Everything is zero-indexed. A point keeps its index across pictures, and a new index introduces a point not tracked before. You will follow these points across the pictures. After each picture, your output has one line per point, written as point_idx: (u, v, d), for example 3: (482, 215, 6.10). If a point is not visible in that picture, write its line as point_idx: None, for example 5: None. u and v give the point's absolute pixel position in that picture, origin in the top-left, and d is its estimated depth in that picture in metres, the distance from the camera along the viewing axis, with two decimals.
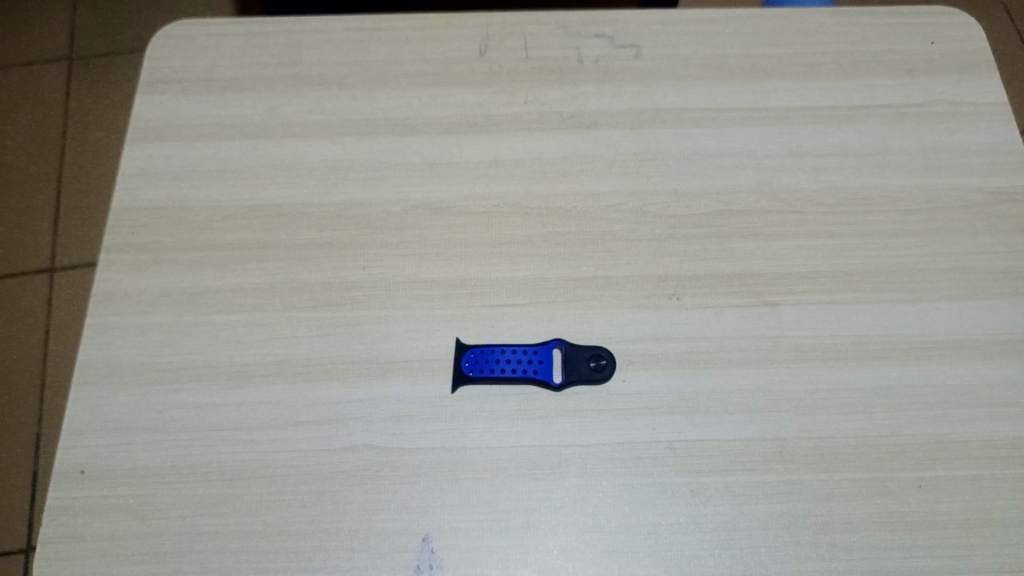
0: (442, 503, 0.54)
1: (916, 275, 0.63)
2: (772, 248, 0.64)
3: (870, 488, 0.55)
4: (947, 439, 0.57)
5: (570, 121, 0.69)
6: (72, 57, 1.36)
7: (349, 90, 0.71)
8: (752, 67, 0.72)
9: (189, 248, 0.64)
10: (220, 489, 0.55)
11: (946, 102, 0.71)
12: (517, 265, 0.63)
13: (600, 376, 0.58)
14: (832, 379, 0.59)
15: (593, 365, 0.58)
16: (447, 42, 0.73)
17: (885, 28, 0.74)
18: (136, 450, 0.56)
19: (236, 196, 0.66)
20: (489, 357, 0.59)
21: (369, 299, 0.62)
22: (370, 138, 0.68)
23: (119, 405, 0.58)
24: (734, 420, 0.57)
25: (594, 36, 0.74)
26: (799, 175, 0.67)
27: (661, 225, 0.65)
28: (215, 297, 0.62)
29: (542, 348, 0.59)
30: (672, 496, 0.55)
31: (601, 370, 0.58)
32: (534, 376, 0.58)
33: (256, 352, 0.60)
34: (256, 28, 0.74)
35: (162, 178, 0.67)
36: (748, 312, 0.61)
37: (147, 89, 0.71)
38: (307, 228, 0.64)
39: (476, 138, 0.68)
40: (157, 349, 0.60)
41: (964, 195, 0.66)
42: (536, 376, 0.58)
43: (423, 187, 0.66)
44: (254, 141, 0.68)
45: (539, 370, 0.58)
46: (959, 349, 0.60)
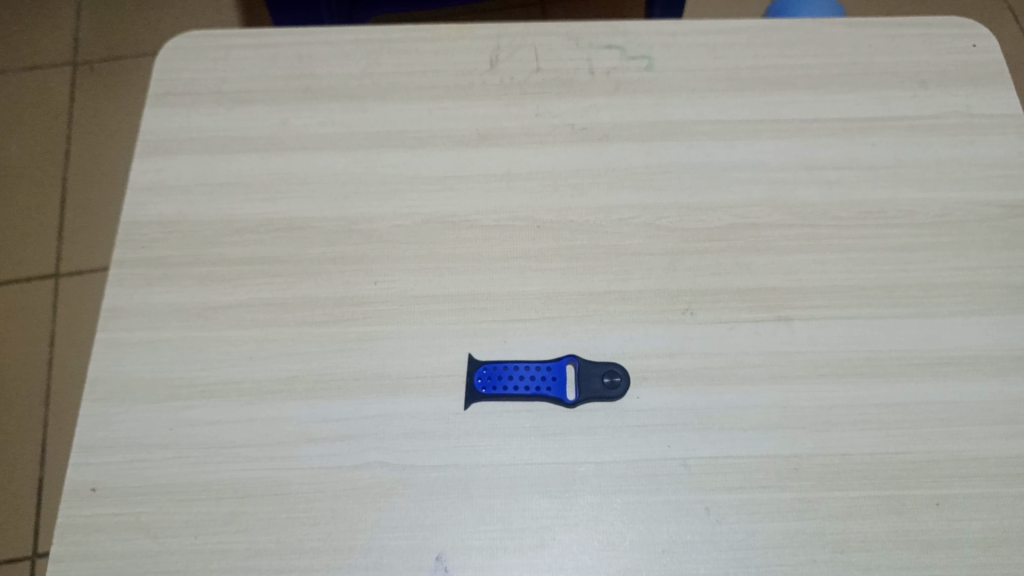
0: (455, 520, 0.54)
1: (930, 290, 0.62)
2: (785, 263, 0.63)
3: (885, 506, 0.55)
4: (963, 456, 0.56)
5: (582, 134, 0.69)
6: (77, 61, 1.35)
7: (359, 103, 0.70)
8: (764, 79, 0.71)
9: (199, 262, 0.63)
10: (232, 507, 0.55)
11: (960, 114, 0.70)
12: (531, 279, 0.63)
13: (614, 393, 0.58)
14: (848, 396, 0.58)
15: (607, 381, 0.58)
16: (457, 53, 0.73)
17: (898, 39, 0.74)
18: (148, 468, 0.56)
19: (246, 210, 0.65)
20: (500, 374, 0.58)
21: (379, 314, 0.61)
22: (381, 152, 0.68)
23: (130, 422, 0.58)
24: (749, 436, 0.57)
25: (606, 47, 0.73)
26: (813, 189, 0.66)
27: (674, 239, 0.64)
28: (225, 313, 0.62)
29: (556, 365, 0.59)
30: (686, 514, 0.54)
31: (615, 387, 0.58)
32: (547, 394, 0.58)
33: (268, 368, 0.59)
34: (266, 40, 0.73)
35: (172, 191, 0.66)
36: (762, 327, 0.61)
37: (156, 101, 0.71)
38: (318, 242, 0.64)
39: (487, 151, 0.68)
40: (168, 366, 0.60)
41: (978, 208, 0.66)
42: (548, 393, 0.58)
43: (434, 200, 0.66)
44: (264, 154, 0.68)
45: (553, 387, 0.58)
46: (974, 365, 0.59)
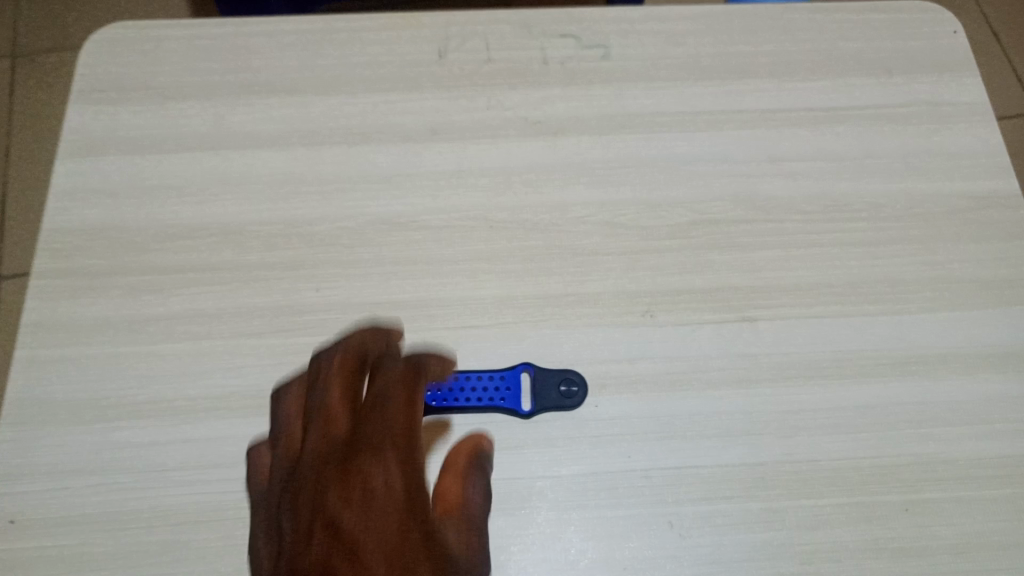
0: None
1: (898, 286, 0.60)
2: (749, 260, 0.61)
3: (855, 514, 0.53)
4: (934, 460, 0.54)
5: (536, 127, 0.65)
6: (15, 52, 1.28)
7: (300, 97, 0.66)
8: (725, 68, 0.68)
9: (128, 272, 0.59)
10: (165, 535, 0.51)
11: (926, 103, 0.68)
12: (483, 282, 0.59)
13: (570, 402, 0.55)
14: (815, 399, 0.56)
15: (563, 390, 0.55)
16: (403, 43, 0.69)
17: (861, 25, 0.71)
18: (73, 496, 0.52)
19: (179, 215, 0.61)
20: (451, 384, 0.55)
21: (323, 323, 0.58)
22: (323, 149, 0.64)
23: (53, 446, 0.54)
24: (713, 444, 0.54)
25: (560, 35, 0.70)
26: (776, 182, 0.64)
27: (634, 237, 0.61)
28: (157, 325, 0.57)
29: (509, 373, 0.55)
30: (648, 529, 0.52)
31: (572, 396, 0.55)
32: (502, 405, 0.54)
33: (203, 384, 0.56)
34: (199, 31, 0.69)
35: (98, 195, 0.62)
36: (726, 329, 0.58)
37: (80, 98, 0.66)
38: (256, 247, 0.60)
39: (436, 147, 0.64)
40: (94, 384, 0.55)
41: (945, 200, 0.64)
42: (503, 403, 0.54)
43: (380, 200, 0.62)
44: (198, 154, 0.64)
45: (508, 397, 0.54)
46: (944, 364, 0.57)
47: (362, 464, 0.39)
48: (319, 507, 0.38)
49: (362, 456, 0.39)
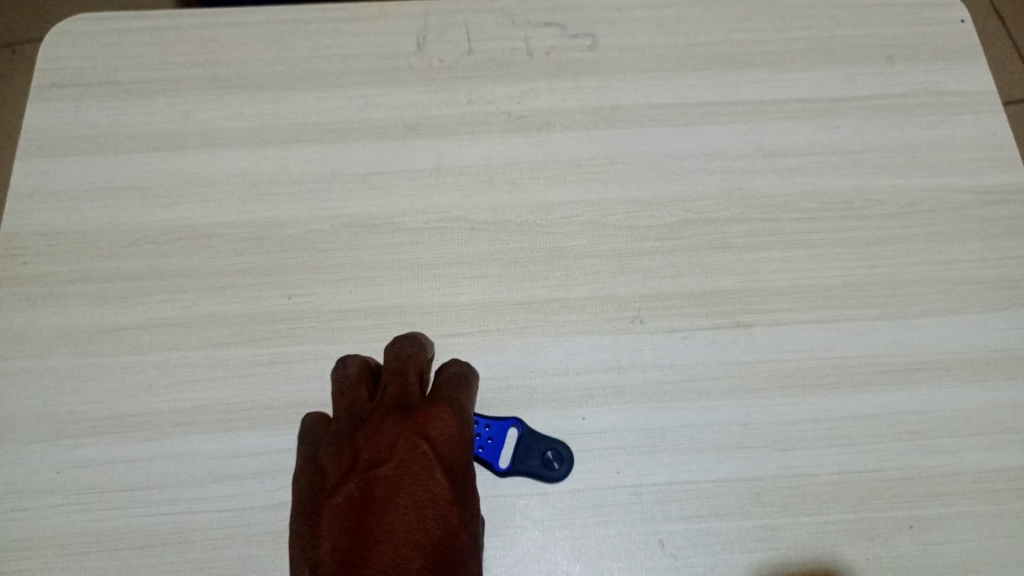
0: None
1: (900, 288, 0.57)
2: (744, 261, 0.58)
3: (855, 532, 0.50)
4: (938, 473, 0.51)
5: (520, 122, 0.62)
6: None
7: (272, 92, 0.63)
8: (719, 58, 0.65)
9: (91, 279, 0.56)
10: (129, 559, 0.49)
11: (930, 92, 0.64)
12: (464, 288, 0.56)
13: (551, 474, 0.51)
14: (813, 409, 0.53)
15: (549, 458, 0.51)
16: (380, 33, 0.65)
17: (862, 10, 0.68)
18: (32, 517, 0.49)
19: (145, 218, 0.58)
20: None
21: (295, 332, 0.55)
22: (296, 147, 0.61)
23: (12, 465, 0.51)
24: (706, 458, 0.52)
25: (546, 24, 0.66)
26: (773, 179, 0.60)
27: (623, 238, 0.58)
28: (121, 336, 0.55)
29: (496, 426, 0.51)
30: (638, 549, 0.49)
31: (556, 469, 0.51)
32: (477, 454, 0.51)
33: (169, 399, 0.53)
34: (166, 23, 0.66)
35: (59, 197, 0.59)
36: (719, 335, 0.55)
37: (40, 94, 0.62)
38: (226, 252, 0.57)
39: (415, 145, 0.61)
40: (55, 399, 0.53)
41: (951, 195, 0.60)
42: (478, 454, 0.51)
43: (356, 201, 0.59)
44: (165, 153, 0.61)
45: (485, 449, 0.51)
46: (949, 370, 0.54)
47: (433, 448, 0.44)
48: (383, 472, 0.42)
49: (437, 442, 0.44)
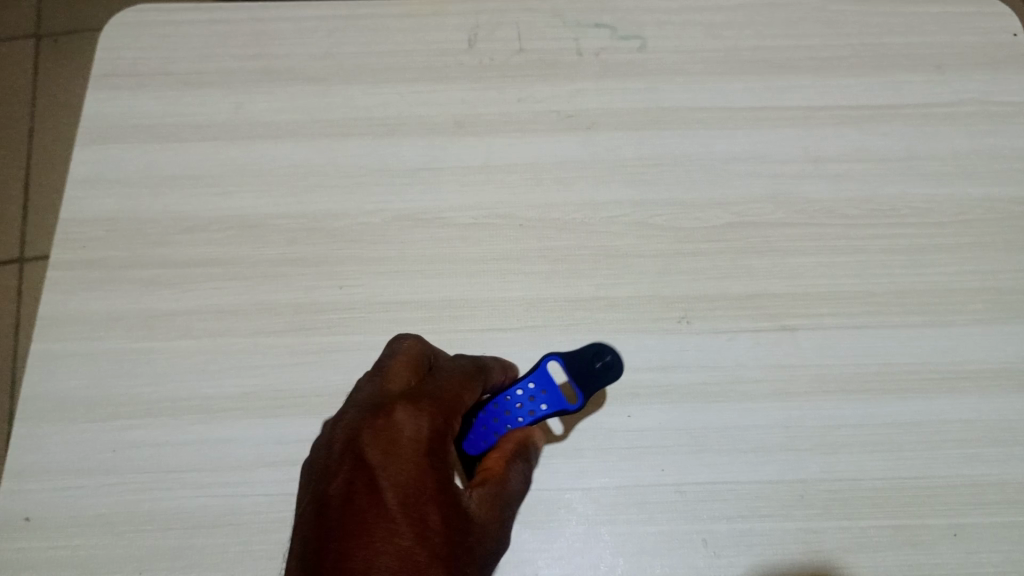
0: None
1: (946, 296, 0.57)
2: (790, 265, 0.58)
3: (897, 538, 0.50)
4: (982, 482, 0.51)
5: (568, 121, 0.63)
6: (37, 34, 1.27)
7: (323, 86, 0.64)
8: (766, 62, 0.65)
9: (145, 264, 0.58)
10: (179, 539, 0.49)
11: (978, 102, 0.64)
12: (511, 283, 0.57)
13: (613, 373, 0.50)
14: (856, 414, 0.53)
15: (600, 364, 0.51)
16: (431, 30, 0.66)
17: (911, 19, 0.68)
18: (86, 496, 0.51)
19: (198, 206, 0.60)
20: (483, 415, 0.49)
21: (344, 322, 0.56)
22: (347, 141, 0.62)
23: (67, 443, 0.52)
24: (748, 459, 0.52)
25: (594, 25, 0.67)
26: (819, 184, 0.61)
27: (668, 239, 0.58)
28: (174, 321, 0.56)
29: (536, 377, 0.50)
30: (680, 547, 0.50)
31: (611, 366, 0.51)
32: (548, 411, 0.49)
33: (220, 384, 0.54)
34: (220, 16, 0.67)
35: (115, 184, 0.60)
36: (763, 337, 0.55)
37: (98, 83, 0.64)
38: (277, 242, 0.58)
39: (463, 141, 0.62)
40: (109, 381, 0.54)
41: (998, 205, 0.60)
42: (546, 409, 0.49)
43: (405, 195, 0.60)
44: (219, 143, 0.62)
45: (549, 401, 0.49)
46: (994, 381, 0.54)
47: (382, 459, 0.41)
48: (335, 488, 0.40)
49: (386, 448, 0.41)
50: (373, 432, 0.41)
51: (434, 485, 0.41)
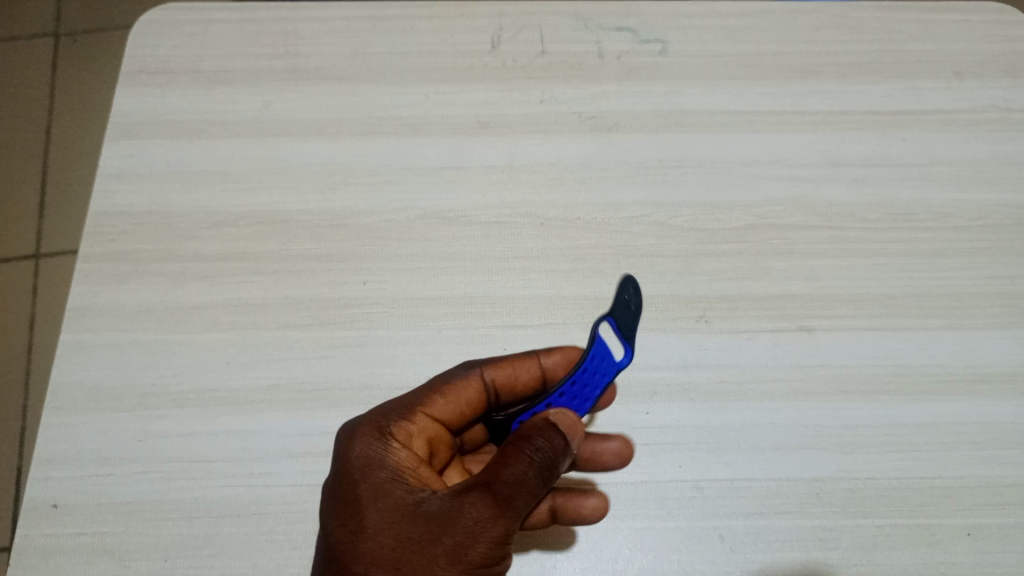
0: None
1: (964, 300, 0.58)
2: (809, 267, 0.59)
3: (914, 537, 0.51)
4: (998, 483, 0.52)
5: (590, 123, 0.64)
6: (59, 33, 1.29)
7: (350, 85, 0.65)
8: (787, 67, 0.66)
9: (174, 258, 0.58)
10: (205, 528, 0.50)
11: (998, 109, 0.65)
12: (533, 282, 0.58)
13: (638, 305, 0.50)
14: (874, 414, 0.54)
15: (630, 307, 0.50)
16: (456, 32, 0.67)
17: (931, 26, 0.69)
18: (114, 484, 0.51)
19: (226, 202, 0.61)
20: (550, 406, 0.48)
21: (369, 318, 0.57)
22: (373, 140, 0.63)
23: (95, 432, 0.53)
24: (766, 458, 0.53)
25: (617, 28, 0.68)
26: (838, 188, 0.61)
27: (689, 239, 0.59)
28: (201, 314, 0.57)
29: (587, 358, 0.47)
30: (699, 543, 0.50)
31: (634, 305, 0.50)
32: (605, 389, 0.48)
33: (247, 376, 0.55)
34: (249, 15, 0.68)
35: (144, 179, 0.61)
36: (783, 338, 0.56)
37: (128, 80, 0.65)
38: (303, 237, 0.59)
39: (487, 141, 0.63)
40: (137, 371, 0.55)
41: (1015, 211, 0.61)
42: (608, 377, 0.47)
43: (429, 194, 0.61)
44: (246, 140, 0.63)
45: (608, 370, 0.47)
46: (1011, 384, 0.55)
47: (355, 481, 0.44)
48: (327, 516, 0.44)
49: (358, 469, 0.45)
50: (347, 457, 0.45)
51: (371, 506, 0.43)
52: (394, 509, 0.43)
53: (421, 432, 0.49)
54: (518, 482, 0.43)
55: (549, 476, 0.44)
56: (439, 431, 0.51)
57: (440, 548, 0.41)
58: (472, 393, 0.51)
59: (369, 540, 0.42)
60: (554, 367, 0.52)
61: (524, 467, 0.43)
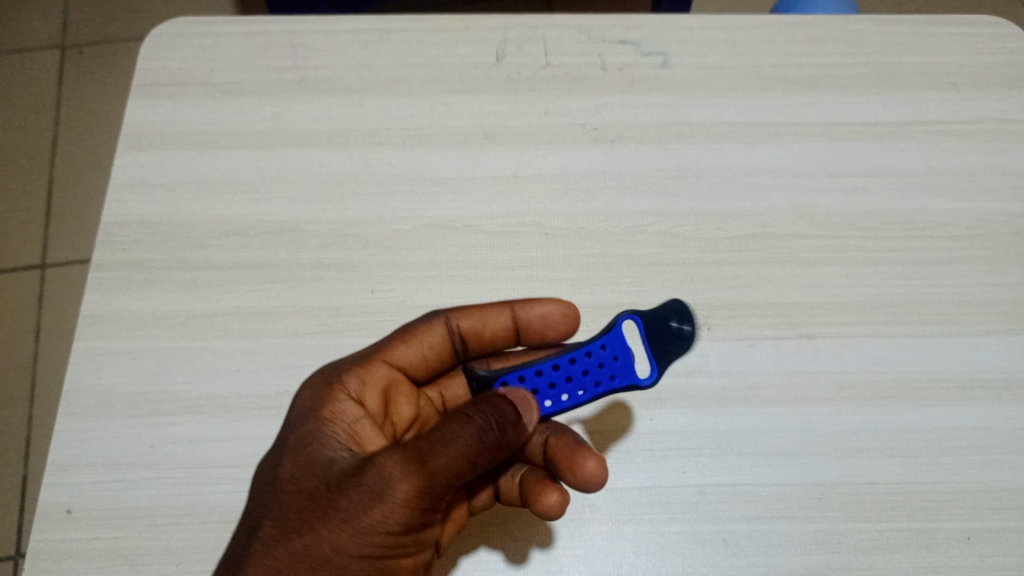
0: (472, 540, 0.52)
1: (962, 307, 0.59)
2: (809, 275, 0.60)
3: (914, 541, 0.51)
4: (996, 487, 0.53)
5: (593, 134, 0.65)
6: (65, 45, 1.30)
7: (357, 97, 0.66)
8: (787, 79, 0.67)
9: (185, 267, 0.59)
10: (217, 532, 0.51)
11: (993, 120, 0.66)
12: (538, 290, 0.59)
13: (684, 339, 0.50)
14: (874, 420, 0.55)
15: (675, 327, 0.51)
16: (461, 45, 0.68)
17: (928, 38, 0.70)
18: (127, 489, 0.52)
19: (235, 212, 0.62)
20: (558, 366, 0.49)
21: (377, 326, 0.58)
22: (380, 150, 0.64)
23: (108, 438, 0.54)
24: (768, 462, 0.53)
25: (620, 41, 0.69)
26: (838, 198, 0.62)
27: (691, 248, 0.60)
28: (212, 321, 0.58)
29: (610, 342, 0.49)
30: (702, 546, 0.51)
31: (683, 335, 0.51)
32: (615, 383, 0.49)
33: (257, 383, 0.55)
34: (258, 28, 0.69)
35: (156, 189, 0.62)
36: (784, 344, 0.57)
37: (140, 92, 0.66)
38: (311, 246, 0.60)
39: (492, 151, 0.64)
40: (149, 378, 0.56)
41: (1011, 220, 0.62)
42: (620, 379, 0.49)
43: (436, 204, 0.62)
44: (256, 151, 0.64)
45: (620, 375, 0.49)
46: (1009, 389, 0.56)
47: (298, 429, 0.48)
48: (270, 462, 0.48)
49: (304, 416, 0.49)
50: (301, 406, 0.50)
51: (303, 453, 0.47)
52: (319, 460, 0.46)
53: (377, 377, 0.53)
54: (450, 441, 0.45)
55: (494, 441, 0.45)
56: (399, 375, 0.54)
57: (350, 500, 0.43)
58: (434, 338, 0.54)
59: (288, 487, 0.46)
60: (528, 320, 0.53)
61: (461, 427, 0.45)
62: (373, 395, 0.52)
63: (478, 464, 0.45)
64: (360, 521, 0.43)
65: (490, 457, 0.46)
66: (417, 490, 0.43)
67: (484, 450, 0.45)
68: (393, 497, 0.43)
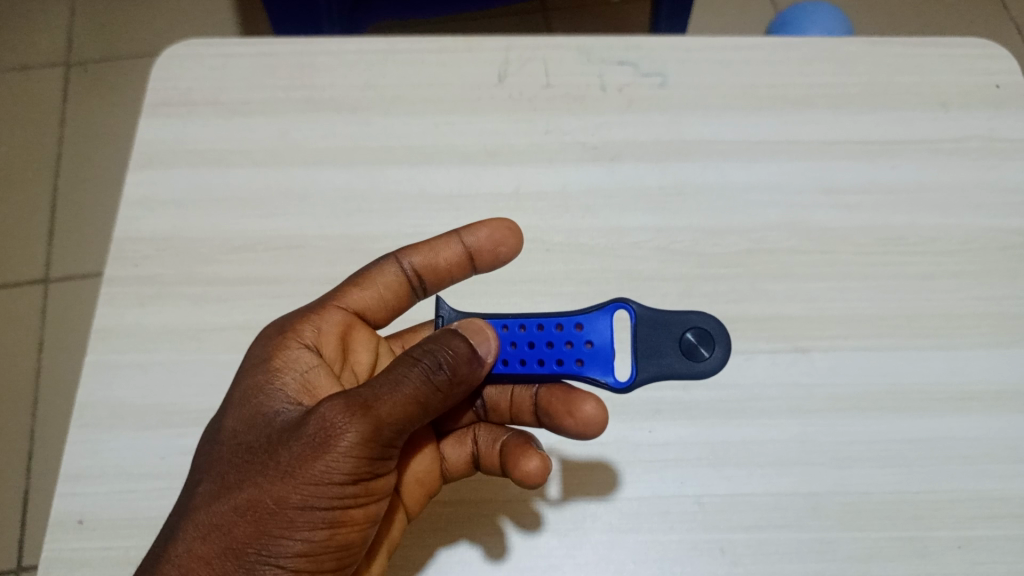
0: (459, 531, 0.54)
1: (954, 321, 0.60)
2: (804, 290, 0.61)
3: (908, 549, 0.53)
4: (987, 496, 0.54)
5: (593, 152, 0.66)
6: (69, 62, 1.32)
7: (363, 115, 0.68)
8: (782, 98, 0.69)
9: (195, 282, 0.61)
10: None
11: (982, 138, 0.68)
12: (539, 304, 0.61)
13: (702, 367, 0.47)
14: (868, 430, 0.56)
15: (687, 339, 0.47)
16: (464, 65, 0.70)
17: (918, 59, 0.72)
18: (138, 499, 0.53)
19: (244, 228, 0.63)
20: (525, 327, 0.48)
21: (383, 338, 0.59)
22: (385, 167, 0.66)
23: (119, 448, 0.55)
24: (766, 472, 0.55)
25: (619, 61, 0.71)
26: (831, 214, 0.64)
27: (689, 263, 0.62)
28: (221, 335, 0.59)
29: (587, 324, 0.48)
30: (700, 554, 0.53)
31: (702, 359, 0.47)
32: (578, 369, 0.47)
33: None
34: (266, 48, 0.71)
35: (166, 206, 0.64)
36: (780, 357, 0.58)
37: (151, 111, 0.68)
38: (318, 262, 0.62)
39: (496, 169, 0.66)
40: (160, 390, 0.57)
41: (1001, 236, 0.64)
42: (585, 367, 0.47)
43: (440, 220, 0.64)
44: (264, 168, 0.65)
45: (589, 359, 0.47)
46: (998, 401, 0.57)
47: (247, 380, 0.49)
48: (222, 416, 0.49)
49: (253, 368, 0.49)
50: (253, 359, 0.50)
51: (248, 407, 0.47)
52: (262, 413, 0.46)
53: (331, 322, 0.52)
54: (392, 384, 0.44)
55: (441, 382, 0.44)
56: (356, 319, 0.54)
57: (288, 452, 0.43)
58: (390, 278, 0.55)
59: (232, 441, 0.46)
60: (478, 246, 0.55)
61: (406, 368, 0.44)
62: (329, 342, 0.52)
63: (428, 405, 0.45)
64: (294, 471, 0.43)
65: (437, 398, 0.45)
66: (361, 437, 0.43)
67: (433, 391, 0.45)
68: (332, 446, 0.43)
